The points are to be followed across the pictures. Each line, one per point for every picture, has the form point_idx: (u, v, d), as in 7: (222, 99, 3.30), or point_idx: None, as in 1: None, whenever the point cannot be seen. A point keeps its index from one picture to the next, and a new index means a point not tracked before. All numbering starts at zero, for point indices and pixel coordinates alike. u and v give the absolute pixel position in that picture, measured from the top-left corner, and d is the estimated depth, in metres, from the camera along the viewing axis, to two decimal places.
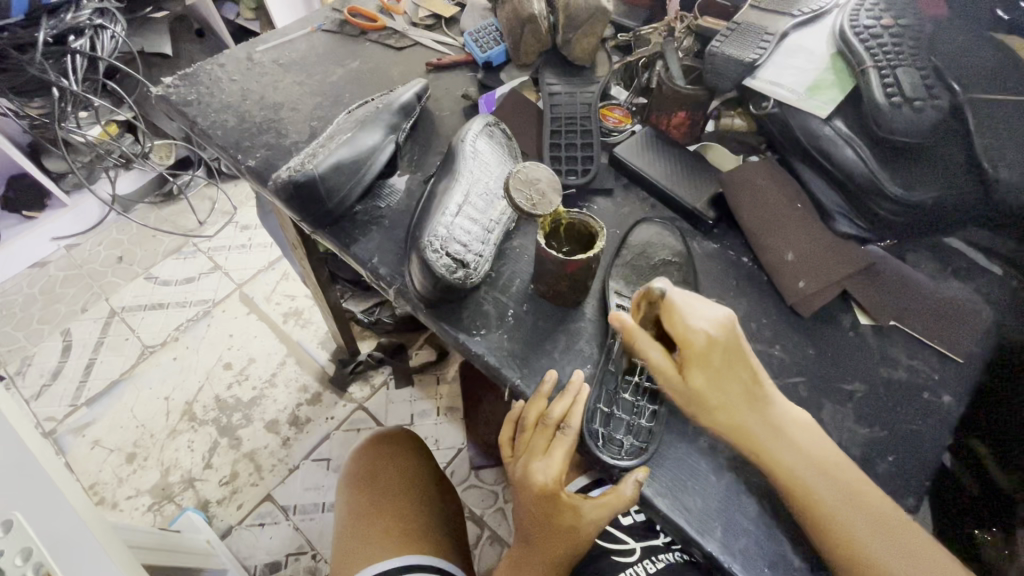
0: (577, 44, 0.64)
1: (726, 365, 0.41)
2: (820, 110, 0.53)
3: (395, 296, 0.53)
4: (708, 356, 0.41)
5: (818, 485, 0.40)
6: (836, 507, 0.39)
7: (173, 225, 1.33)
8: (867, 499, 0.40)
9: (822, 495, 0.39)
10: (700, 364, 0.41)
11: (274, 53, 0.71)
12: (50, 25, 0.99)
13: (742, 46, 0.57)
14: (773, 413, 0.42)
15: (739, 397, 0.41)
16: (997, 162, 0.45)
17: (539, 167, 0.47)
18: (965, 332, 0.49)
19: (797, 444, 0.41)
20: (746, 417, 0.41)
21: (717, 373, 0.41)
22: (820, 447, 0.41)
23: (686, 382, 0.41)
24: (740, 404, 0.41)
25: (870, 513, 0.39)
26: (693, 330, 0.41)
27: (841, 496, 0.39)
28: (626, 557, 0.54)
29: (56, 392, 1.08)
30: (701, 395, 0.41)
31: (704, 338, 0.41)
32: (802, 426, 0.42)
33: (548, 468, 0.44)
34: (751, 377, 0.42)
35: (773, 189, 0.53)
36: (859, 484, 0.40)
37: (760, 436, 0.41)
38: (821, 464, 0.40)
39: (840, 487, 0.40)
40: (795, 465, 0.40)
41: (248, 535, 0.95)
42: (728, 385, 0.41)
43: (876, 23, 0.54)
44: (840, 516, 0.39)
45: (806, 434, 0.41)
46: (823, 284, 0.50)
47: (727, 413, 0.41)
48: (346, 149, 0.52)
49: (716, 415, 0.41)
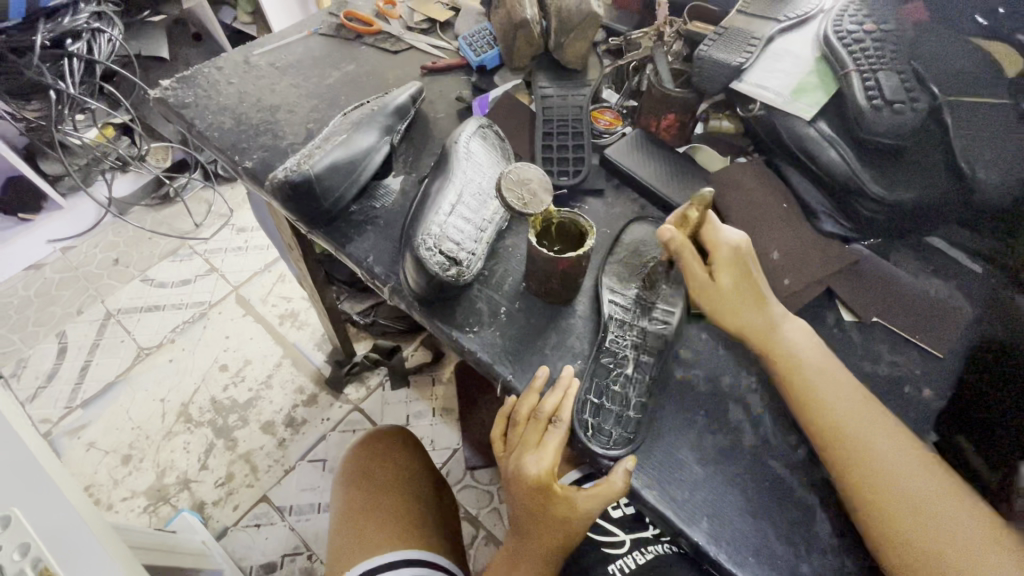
0: (569, 48, 0.65)
1: (747, 277, 0.47)
2: (804, 113, 0.54)
3: (389, 294, 0.54)
4: (736, 260, 0.47)
5: (822, 394, 0.44)
6: (839, 420, 0.43)
7: (170, 227, 1.34)
8: (885, 428, 0.43)
9: (829, 411, 0.44)
10: (730, 269, 0.47)
11: (270, 57, 0.72)
12: (46, 28, 0.99)
13: (730, 50, 0.59)
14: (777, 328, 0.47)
15: (756, 306, 0.47)
16: (975, 164, 0.46)
17: (530, 167, 0.48)
18: (945, 329, 0.50)
19: (800, 347, 0.47)
20: (755, 318, 0.47)
21: (744, 277, 0.47)
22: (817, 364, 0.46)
23: (715, 282, 0.48)
24: (756, 313, 0.47)
25: (884, 438, 0.42)
26: (725, 239, 0.48)
27: (844, 412, 0.44)
28: (617, 550, 0.55)
29: (51, 394, 1.09)
30: (720, 298, 0.48)
31: (730, 248, 0.47)
32: (793, 336, 0.47)
33: (541, 461, 0.44)
34: (767, 293, 0.48)
35: (759, 189, 0.55)
36: (848, 409, 0.44)
37: (767, 331, 0.47)
38: (807, 366, 0.46)
39: (849, 417, 0.43)
40: (787, 354, 0.46)
41: (244, 536, 0.96)
42: (746, 288, 0.47)
43: (859, 28, 0.56)
44: (844, 428, 0.43)
45: (790, 343, 0.47)
46: (808, 281, 0.51)
47: (742, 310, 0.47)
48: (341, 151, 0.53)
49: (736, 311, 0.47)
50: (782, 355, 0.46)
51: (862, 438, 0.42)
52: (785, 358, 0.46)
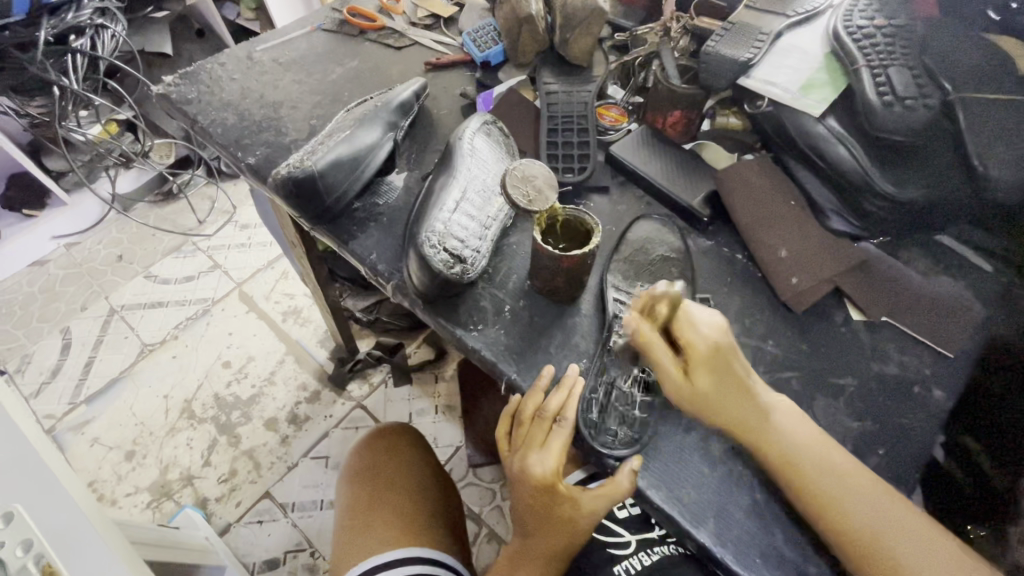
0: (575, 44, 0.64)
1: (726, 372, 0.44)
2: (812, 109, 0.53)
3: (393, 291, 0.54)
4: (713, 358, 0.44)
5: (812, 475, 0.41)
6: (838, 500, 0.40)
7: (173, 224, 1.34)
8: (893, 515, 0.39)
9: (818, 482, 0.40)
10: (707, 367, 0.43)
11: (273, 52, 0.72)
12: (50, 25, 0.99)
13: (737, 45, 0.58)
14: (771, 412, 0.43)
15: (742, 402, 0.43)
16: (986, 161, 0.45)
17: (535, 164, 0.48)
18: (955, 327, 0.50)
19: (793, 436, 0.42)
20: (730, 407, 0.43)
21: (722, 378, 0.44)
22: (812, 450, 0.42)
23: (692, 383, 0.44)
24: (741, 406, 0.43)
25: (891, 521, 0.39)
26: (698, 334, 0.44)
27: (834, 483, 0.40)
28: (622, 551, 0.55)
29: (55, 389, 1.09)
30: (704, 395, 0.43)
31: (706, 343, 0.44)
32: (775, 402, 0.44)
33: (545, 461, 0.44)
34: (747, 382, 0.44)
35: (767, 186, 0.54)
36: (847, 470, 0.41)
37: (760, 434, 0.43)
38: (797, 444, 0.42)
39: (849, 484, 0.40)
40: (781, 446, 0.42)
41: (247, 533, 0.96)
42: (731, 385, 0.44)
43: (869, 24, 0.55)
44: (840, 500, 0.40)
45: (786, 425, 0.43)
46: (816, 280, 0.51)
47: (722, 406, 0.43)
48: (344, 147, 0.53)
49: (718, 409, 0.43)
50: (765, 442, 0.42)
51: (858, 510, 0.39)
52: (760, 422, 0.43)
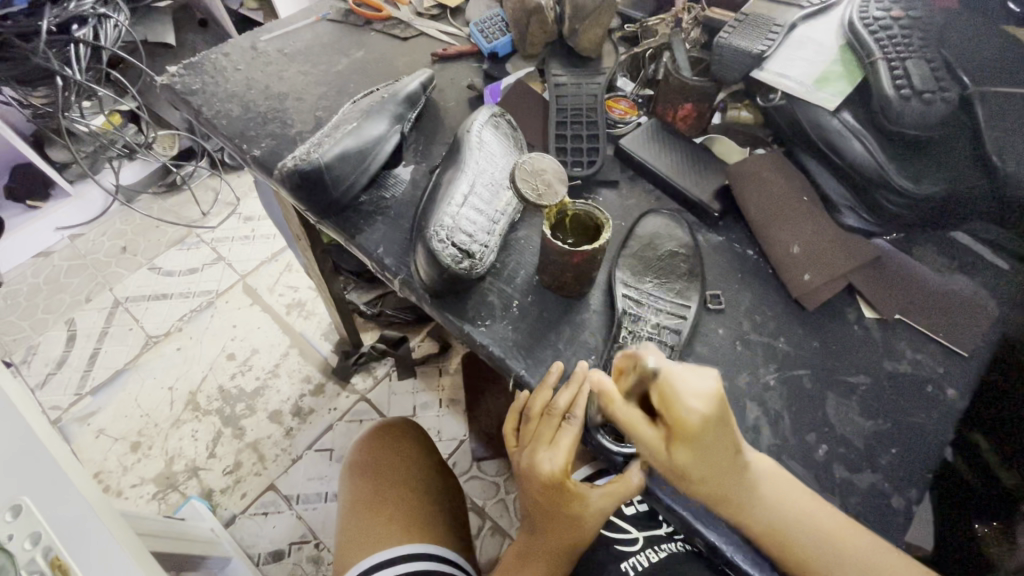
0: (584, 35, 0.63)
1: (714, 445, 0.38)
2: (827, 103, 0.52)
3: (400, 286, 0.53)
4: (704, 436, 0.37)
5: (770, 518, 0.39)
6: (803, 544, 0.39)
7: (177, 216, 1.34)
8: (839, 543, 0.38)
9: (779, 530, 0.39)
10: (690, 443, 0.38)
11: (278, 43, 0.71)
12: (53, 14, 0.98)
13: (750, 37, 0.57)
14: (746, 471, 0.40)
15: (726, 474, 0.39)
16: (1004, 154, 0.45)
17: (544, 158, 0.47)
18: (968, 325, 0.49)
19: (773, 506, 0.39)
20: (705, 478, 0.39)
21: (706, 454, 0.38)
22: (771, 488, 0.40)
23: (673, 457, 0.39)
24: (721, 477, 0.39)
25: (837, 552, 0.38)
26: (689, 412, 0.37)
27: (799, 527, 0.39)
28: (629, 547, 0.55)
29: (60, 380, 1.09)
30: (686, 471, 0.39)
31: (694, 420, 0.37)
32: (764, 472, 0.40)
33: (555, 458, 0.43)
34: (724, 456, 0.39)
35: (779, 182, 0.53)
36: (830, 527, 0.39)
37: (739, 504, 0.39)
38: (768, 497, 0.40)
39: (809, 527, 0.39)
40: (741, 489, 0.39)
41: (251, 525, 0.96)
42: (719, 462, 0.38)
43: (886, 15, 0.54)
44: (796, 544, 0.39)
45: (754, 469, 0.40)
46: (828, 277, 0.50)
47: (701, 480, 0.39)
48: (351, 139, 0.52)
49: (697, 483, 0.39)
50: (737, 501, 0.39)
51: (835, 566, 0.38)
52: (739, 495, 0.39)
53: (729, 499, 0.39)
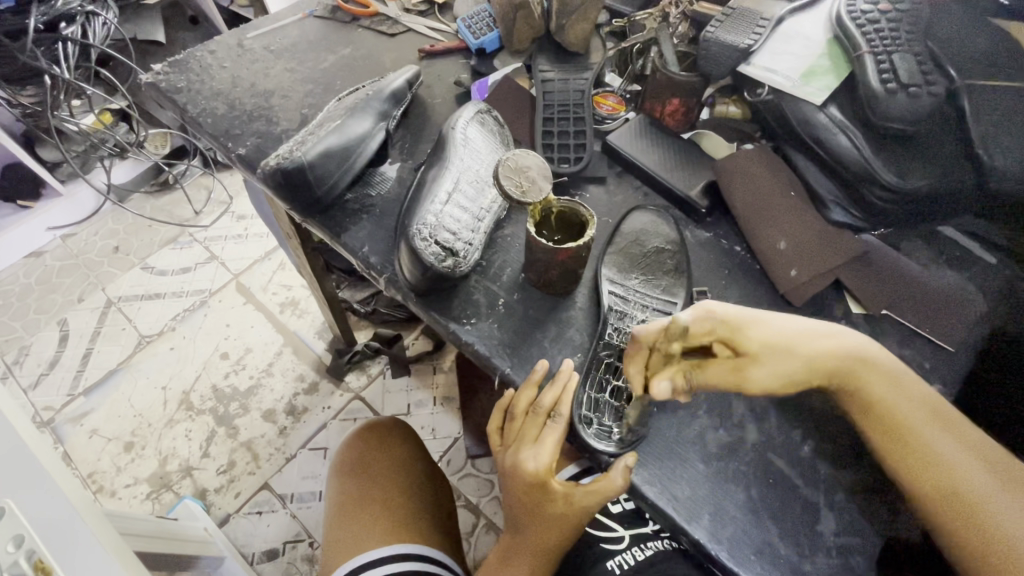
0: (571, 30, 0.63)
1: (764, 338, 0.41)
2: (813, 96, 0.52)
3: (385, 284, 0.53)
4: (741, 331, 0.41)
5: (876, 388, 0.41)
6: (902, 411, 0.40)
7: (169, 215, 1.33)
8: (941, 412, 0.41)
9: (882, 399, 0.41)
10: (749, 341, 0.41)
11: (264, 40, 0.70)
12: (40, 12, 0.98)
13: (737, 31, 0.57)
14: (829, 343, 0.42)
15: (804, 356, 0.41)
16: (990, 148, 0.45)
17: (529, 154, 0.47)
18: (954, 321, 0.49)
19: (885, 369, 0.42)
20: (792, 363, 0.41)
21: (763, 334, 0.41)
22: (877, 359, 0.42)
23: (755, 360, 0.41)
24: (809, 356, 0.41)
25: (935, 419, 0.40)
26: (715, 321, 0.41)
27: (901, 396, 0.41)
28: (615, 546, 0.54)
29: (53, 381, 1.09)
30: (775, 368, 0.41)
31: (723, 318, 0.41)
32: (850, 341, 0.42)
33: (538, 456, 0.44)
34: (785, 333, 0.42)
35: (767, 177, 0.53)
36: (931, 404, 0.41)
37: (850, 375, 0.42)
38: (880, 366, 0.42)
39: (911, 398, 0.41)
40: (828, 352, 0.42)
41: (246, 524, 0.96)
42: (779, 345, 0.41)
43: (873, 8, 0.54)
44: (902, 412, 0.40)
45: (847, 338, 0.43)
46: (815, 273, 0.50)
47: (802, 366, 0.41)
48: (335, 137, 0.52)
49: (794, 368, 0.41)
50: (845, 369, 0.42)
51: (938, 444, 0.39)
52: (846, 363, 0.42)
53: (830, 370, 0.42)
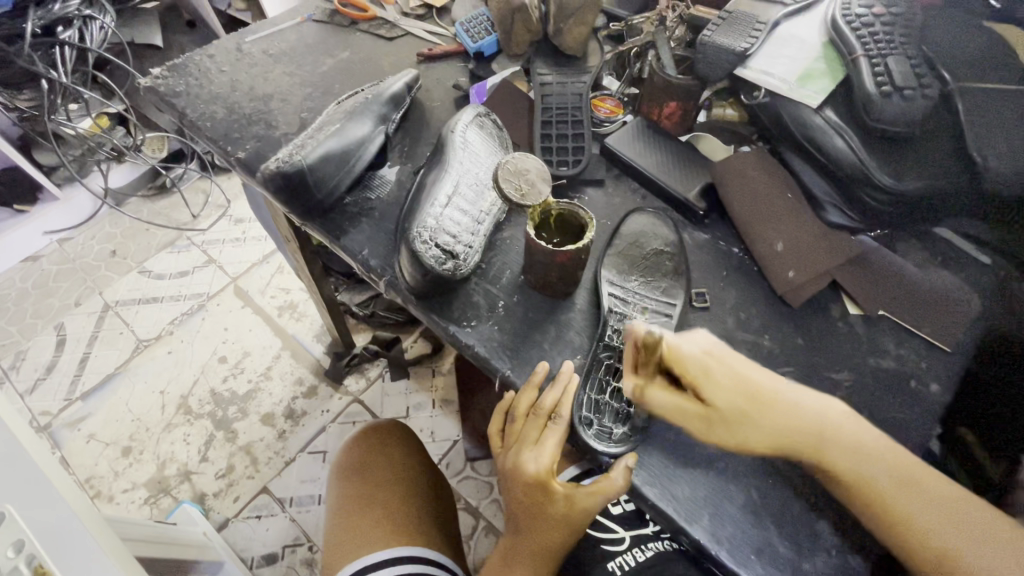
0: (568, 34, 0.63)
1: (736, 385, 0.42)
2: (810, 99, 0.53)
3: (385, 287, 0.53)
4: (715, 377, 0.42)
5: (834, 452, 0.41)
6: (875, 487, 0.40)
7: (167, 218, 1.33)
8: (915, 485, 0.40)
9: (856, 474, 0.40)
10: (714, 385, 0.42)
11: (263, 44, 0.71)
12: (37, 16, 0.99)
13: (733, 35, 0.57)
14: (787, 406, 0.42)
15: (761, 413, 0.42)
16: (985, 154, 0.45)
17: (528, 158, 0.47)
18: (952, 321, 0.49)
19: (838, 423, 0.42)
20: (761, 422, 0.41)
21: (733, 390, 0.42)
22: (843, 424, 0.42)
23: (712, 406, 0.41)
24: (765, 414, 0.42)
25: (908, 492, 0.39)
26: (687, 356, 0.43)
27: (872, 467, 0.40)
28: (616, 547, 0.55)
29: (50, 386, 1.08)
30: (733, 418, 0.41)
31: (698, 366, 0.43)
32: (817, 411, 0.42)
33: (540, 458, 0.44)
34: (756, 383, 0.43)
35: (764, 179, 0.53)
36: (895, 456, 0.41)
37: (812, 439, 0.41)
38: (842, 435, 0.42)
39: (876, 455, 0.41)
40: (798, 421, 0.42)
41: (244, 528, 0.96)
42: (740, 397, 0.42)
43: (868, 12, 0.54)
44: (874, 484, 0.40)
45: (817, 408, 0.42)
46: (812, 274, 0.50)
47: (761, 424, 0.41)
48: (334, 140, 0.52)
49: (755, 425, 0.41)
50: (812, 442, 0.41)
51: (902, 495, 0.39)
52: (813, 433, 0.42)
53: (793, 436, 0.41)
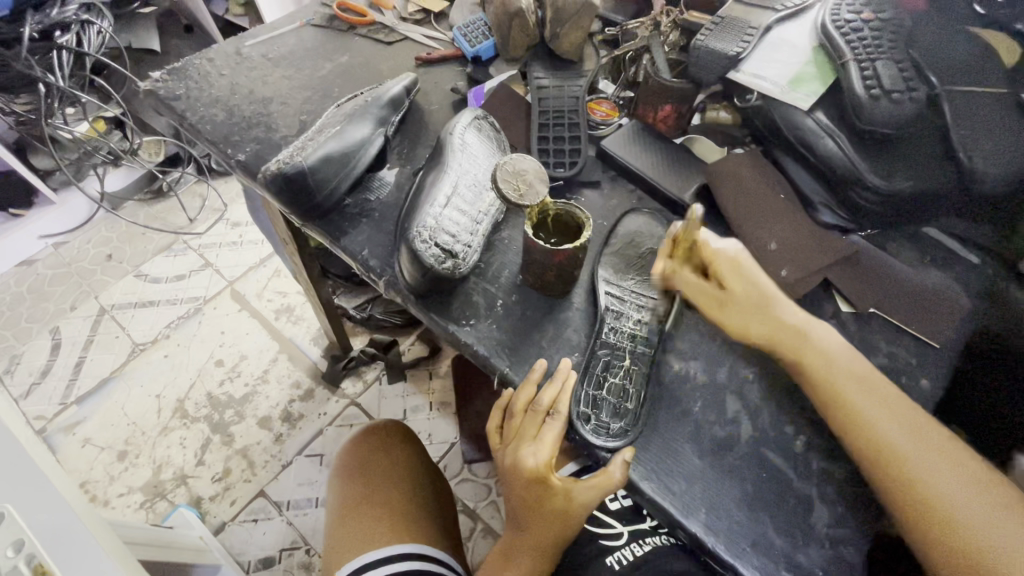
0: (564, 39, 0.64)
1: (752, 278, 0.46)
2: (802, 102, 0.54)
3: (385, 287, 0.53)
4: (738, 271, 0.46)
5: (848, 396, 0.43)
6: (842, 386, 0.44)
7: (164, 222, 1.33)
8: (923, 436, 0.42)
9: (825, 370, 0.44)
10: (735, 273, 0.46)
11: (262, 48, 0.71)
12: (34, 21, 0.99)
13: (726, 40, 0.59)
14: (804, 338, 0.45)
15: (775, 323, 0.46)
16: (972, 154, 0.47)
17: (525, 159, 0.48)
18: (941, 318, 0.50)
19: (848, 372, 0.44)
20: (769, 319, 0.46)
21: (749, 285, 0.46)
22: (870, 386, 0.44)
23: (726, 292, 0.46)
24: (772, 322, 0.46)
25: (873, 397, 0.43)
26: (717, 252, 0.47)
27: (842, 371, 0.44)
28: (615, 542, 0.55)
29: (45, 390, 1.08)
30: (744, 305, 0.46)
31: (728, 258, 0.47)
32: (828, 351, 0.45)
33: (538, 453, 0.44)
34: (772, 290, 0.46)
35: (757, 180, 0.54)
36: (915, 422, 0.42)
37: (824, 377, 0.44)
38: (848, 379, 0.44)
39: (903, 421, 0.42)
40: (819, 358, 0.45)
41: (241, 531, 0.95)
42: (757, 292, 0.46)
43: (857, 17, 0.55)
44: (846, 390, 0.43)
45: (830, 351, 0.45)
46: (805, 273, 0.51)
47: (766, 322, 0.46)
48: (334, 142, 0.53)
49: (760, 321, 0.46)
50: (804, 355, 0.45)
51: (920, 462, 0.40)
52: (812, 360, 0.45)
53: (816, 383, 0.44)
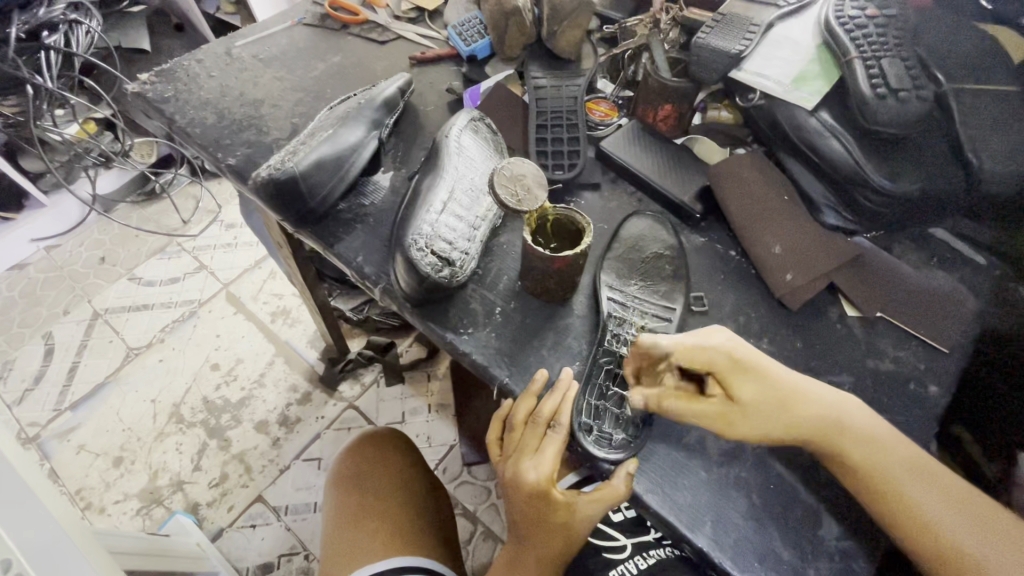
0: (562, 36, 0.63)
1: (759, 377, 0.41)
2: (805, 102, 0.52)
3: (380, 295, 0.52)
4: (739, 373, 0.41)
5: (841, 438, 0.41)
6: (843, 435, 0.41)
7: (157, 224, 1.31)
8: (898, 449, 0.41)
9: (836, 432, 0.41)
10: (741, 378, 0.41)
11: (253, 48, 0.70)
12: (21, 20, 0.97)
13: (728, 38, 0.57)
14: (802, 404, 0.41)
15: (785, 414, 0.41)
16: (980, 154, 0.45)
17: (524, 163, 0.47)
18: (948, 321, 0.49)
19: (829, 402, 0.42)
20: (786, 413, 0.41)
21: (759, 382, 0.41)
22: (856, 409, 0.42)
23: (740, 404, 0.41)
24: (780, 414, 0.41)
25: (877, 444, 0.41)
26: (713, 354, 0.41)
27: (844, 418, 0.42)
28: (618, 555, 0.54)
29: (38, 397, 1.06)
30: (759, 424, 0.41)
31: (725, 356, 0.41)
32: (824, 397, 0.42)
33: (539, 466, 0.43)
34: (784, 380, 0.42)
35: (760, 182, 0.53)
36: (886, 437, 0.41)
37: (820, 428, 0.41)
38: (837, 408, 0.42)
39: (875, 437, 0.41)
40: (819, 413, 0.41)
41: (239, 537, 0.94)
42: (767, 395, 0.41)
43: (861, 14, 0.54)
44: (852, 439, 0.41)
45: (832, 401, 0.42)
46: (810, 277, 0.50)
47: (775, 420, 0.41)
48: (327, 146, 0.51)
49: (776, 422, 0.41)
50: (824, 433, 0.41)
51: (896, 474, 0.40)
52: (822, 427, 0.41)
53: (815, 435, 0.41)
